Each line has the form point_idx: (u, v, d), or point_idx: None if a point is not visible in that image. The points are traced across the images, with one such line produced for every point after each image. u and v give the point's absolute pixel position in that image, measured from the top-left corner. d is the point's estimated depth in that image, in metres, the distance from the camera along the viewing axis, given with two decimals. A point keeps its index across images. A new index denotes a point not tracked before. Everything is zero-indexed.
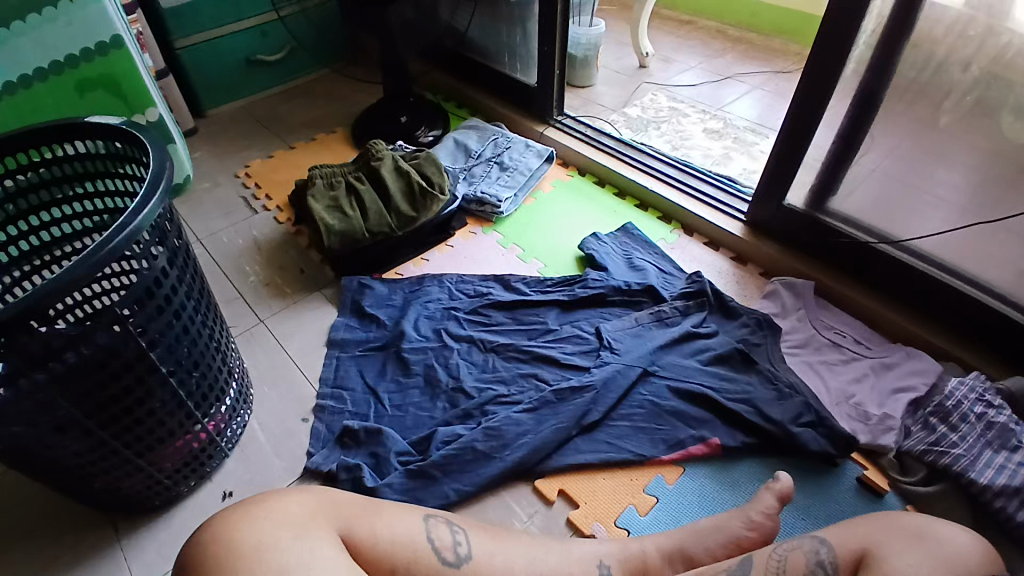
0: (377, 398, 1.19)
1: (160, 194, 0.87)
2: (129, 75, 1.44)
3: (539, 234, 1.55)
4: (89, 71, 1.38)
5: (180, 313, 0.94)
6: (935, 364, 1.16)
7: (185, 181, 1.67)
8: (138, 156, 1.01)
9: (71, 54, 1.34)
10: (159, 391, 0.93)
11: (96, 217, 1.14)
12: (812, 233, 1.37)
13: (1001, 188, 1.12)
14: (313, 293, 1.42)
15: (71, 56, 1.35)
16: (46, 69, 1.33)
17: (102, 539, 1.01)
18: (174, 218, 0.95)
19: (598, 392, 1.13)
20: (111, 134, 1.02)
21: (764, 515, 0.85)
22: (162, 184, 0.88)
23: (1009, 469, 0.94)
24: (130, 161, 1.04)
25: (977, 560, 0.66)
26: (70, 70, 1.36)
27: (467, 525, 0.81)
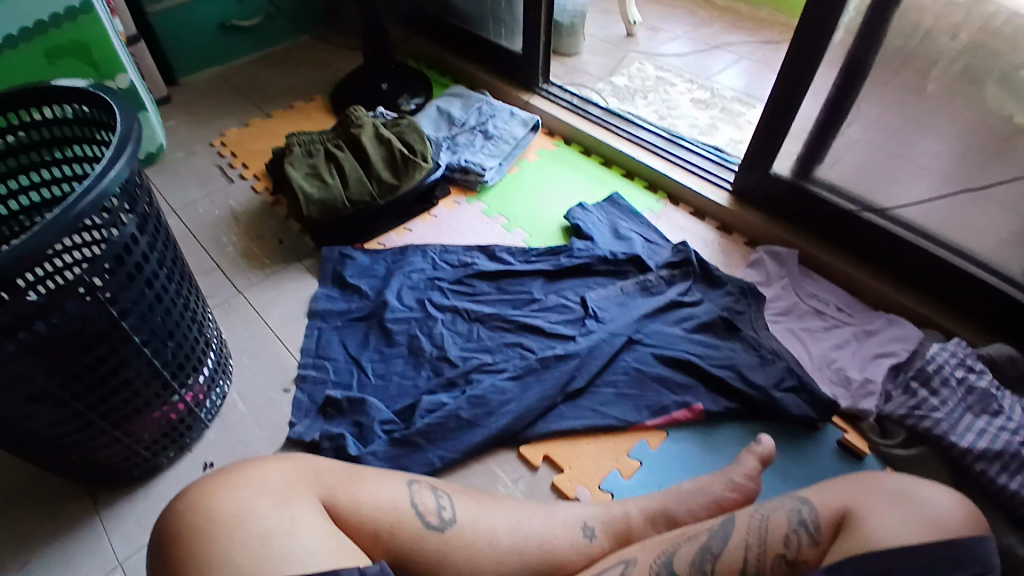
0: (360, 368, 1.17)
1: (127, 157, 0.83)
2: (101, 43, 1.38)
3: (523, 204, 1.53)
4: (59, 37, 1.32)
5: (152, 281, 0.91)
6: (915, 330, 1.17)
7: (159, 151, 1.63)
8: (104, 120, 0.96)
9: (40, 21, 1.28)
10: (134, 361, 0.90)
11: (57, 186, 1.09)
12: (797, 203, 1.36)
13: (986, 157, 1.13)
14: (293, 264, 1.38)
15: (40, 22, 1.28)
16: (15, 37, 1.27)
17: (79, 511, 0.99)
18: (144, 183, 0.91)
19: (582, 359, 1.13)
20: (81, 98, 0.97)
21: (746, 477, 0.86)
22: (129, 146, 0.84)
23: (990, 433, 0.95)
24: (96, 126, 0.99)
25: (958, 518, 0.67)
26: (40, 37, 1.29)
27: (451, 490, 0.80)
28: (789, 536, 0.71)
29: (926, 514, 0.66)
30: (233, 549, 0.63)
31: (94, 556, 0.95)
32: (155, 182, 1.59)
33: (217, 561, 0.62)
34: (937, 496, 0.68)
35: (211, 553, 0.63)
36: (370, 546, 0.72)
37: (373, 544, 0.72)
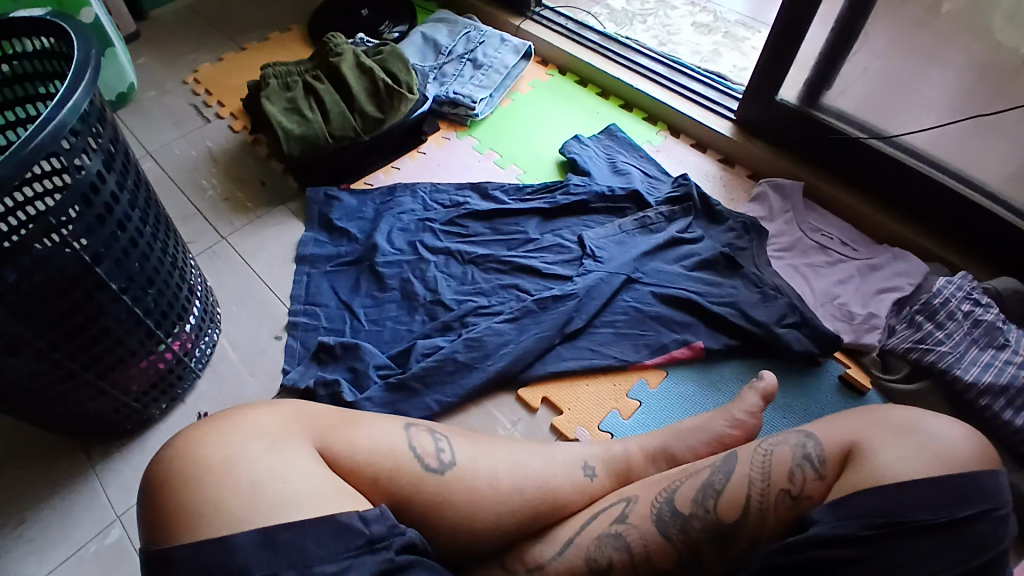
0: (352, 313, 1.14)
1: (86, 86, 0.76)
2: None
3: (517, 139, 1.45)
4: None
5: (125, 224, 0.86)
6: (921, 263, 1.15)
7: (130, 91, 1.53)
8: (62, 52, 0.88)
9: None
10: (113, 309, 0.86)
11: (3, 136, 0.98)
12: (802, 132, 1.29)
13: (1002, 80, 1.06)
14: (277, 208, 1.32)
15: None
16: None
17: (74, 465, 0.99)
18: (108, 117, 0.84)
19: (581, 299, 1.10)
20: (40, 28, 0.89)
21: (747, 414, 0.86)
22: (85, 76, 0.76)
23: (995, 368, 0.94)
24: (54, 60, 0.91)
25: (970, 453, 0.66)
26: None
27: (450, 433, 0.79)
28: (793, 471, 0.70)
29: (934, 447, 0.66)
30: (225, 497, 0.62)
31: (92, 509, 0.95)
32: (127, 125, 1.49)
33: (211, 509, 0.61)
34: (946, 428, 0.68)
35: (203, 501, 0.61)
36: (370, 491, 0.70)
37: (373, 488, 0.70)
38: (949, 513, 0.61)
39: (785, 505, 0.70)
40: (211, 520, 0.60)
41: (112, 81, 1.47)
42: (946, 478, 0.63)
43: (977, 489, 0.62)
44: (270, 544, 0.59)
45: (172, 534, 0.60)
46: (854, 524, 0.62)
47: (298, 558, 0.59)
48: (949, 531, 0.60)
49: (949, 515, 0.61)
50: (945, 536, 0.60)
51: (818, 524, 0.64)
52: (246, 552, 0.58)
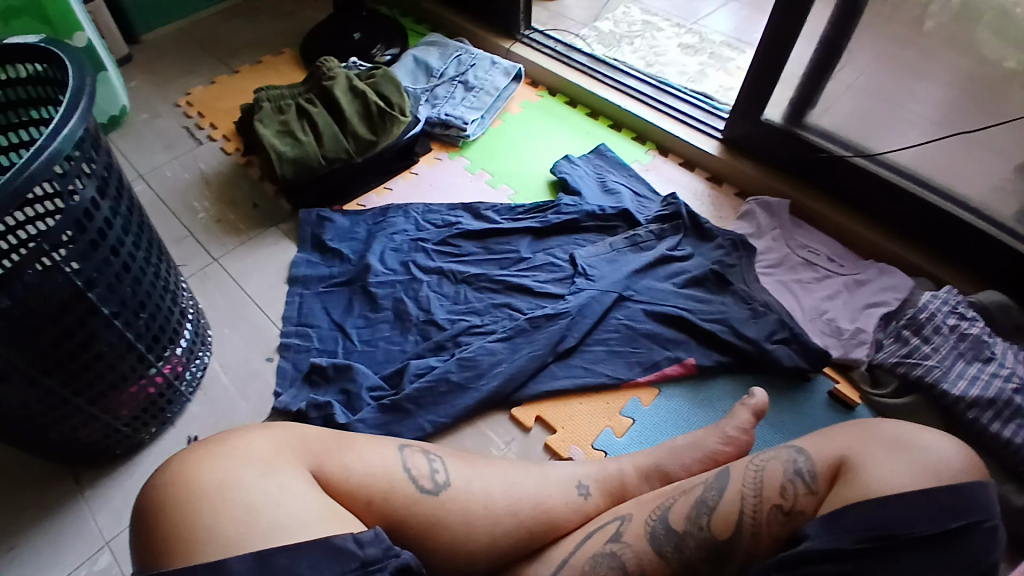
0: (345, 334, 1.14)
1: (81, 114, 0.77)
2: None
3: (508, 159, 1.47)
4: None
5: (118, 249, 0.86)
6: (907, 279, 1.17)
7: (123, 114, 1.54)
8: (57, 79, 0.89)
9: None
10: (105, 334, 0.86)
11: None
12: (788, 150, 1.32)
13: (983, 98, 1.09)
14: (269, 229, 1.33)
15: None
16: None
17: (62, 492, 0.97)
18: (102, 144, 0.85)
19: (573, 318, 1.10)
20: (35, 55, 0.90)
21: (739, 431, 0.86)
22: (81, 103, 0.77)
23: (982, 381, 0.95)
24: (48, 86, 0.92)
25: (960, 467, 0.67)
26: None
27: (444, 454, 0.78)
28: (785, 487, 0.70)
29: (925, 460, 0.67)
30: (218, 522, 0.61)
31: (82, 536, 0.93)
32: (119, 148, 1.50)
33: (203, 534, 0.60)
34: (938, 441, 0.69)
35: (195, 527, 0.61)
36: (363, 513, 0.70)
37: (367, 511, 0.70)
38: (941, 524, 0.61)
39: (779, 521, 0.70)
40: (203, 546, 0.60)
41: (104, 104, 1.48)
42: (938, 490, 0.63)
43: (969, 501, 0.63)
44: (263, 569, 0.58)
45: (163, 561, 0.60)
46: (848, 538, 0.62)
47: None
48: (941, 543, 0.61)
49: (941, 527, 0.61)
50: (937, 548, 0.60)
51: (812, 539, 0.64)
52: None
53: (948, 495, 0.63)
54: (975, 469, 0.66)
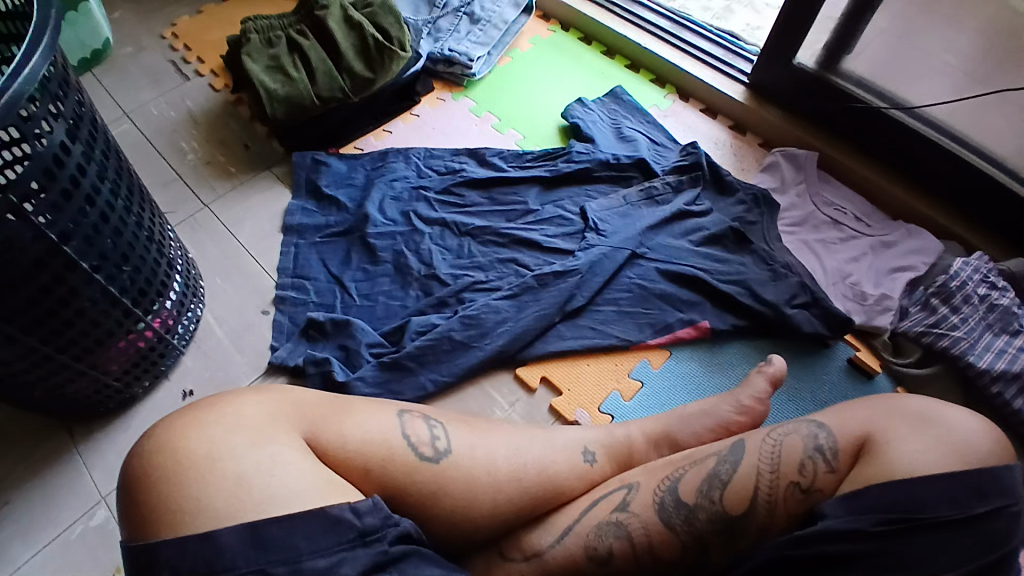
0: (343, 287, 1.09)
1: (45, 46, 0.69)
2: None
3: (516, 100, 1.37)
4: None
5: (94, 198, 0.79)
6: (936, 241, 1.10)
7: (106, 48, 1.42)
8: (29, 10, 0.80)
9: None
10: (85, 289, 0.80)
11: None
12: (819, 98, 1.22)
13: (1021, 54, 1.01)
14: (262, 173, 1.25)
15: None
16: None
17: (58, 445, 0.95)
18: (70, 80, 0.76)
19: (583, 276, 1.05)
20: None
21: (754, 400, 0.83)
22: (42, 36, 0.68)
23: (1009, 355, 0.91)
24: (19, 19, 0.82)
25: (990, 449, 0.62)
26: None
27: (445, 419, 0.75)
28: (804, 463, 0.67)
29: (953, 439, 0.63)
30: (208, 493, 0.58)
31: (77, 491, 0.92)
32: (102, 85, 1.39)
33: (191, 505, 0.58)
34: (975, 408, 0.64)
35: (183, 498, 0.58)
36: (361, 481, 0.67)
37: (364, 479, 0.66)
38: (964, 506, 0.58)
39: (795, 499, 0.66)
40: (193, 517, 0.57)
41: (87, 38, 1.37)
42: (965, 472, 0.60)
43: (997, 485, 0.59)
44: (256, 539, 0.56)
45: (151, 531, 0.57)
46: (868, 519, 0.59)
47: (286, 553, 0.56)
48: (961, 525, 0.58)
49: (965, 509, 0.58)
50: (958, 531, 0.58)
51: (829, 518, 0.61)
52: (230, 551, 0.55)
53: (973, 473, 0.60)
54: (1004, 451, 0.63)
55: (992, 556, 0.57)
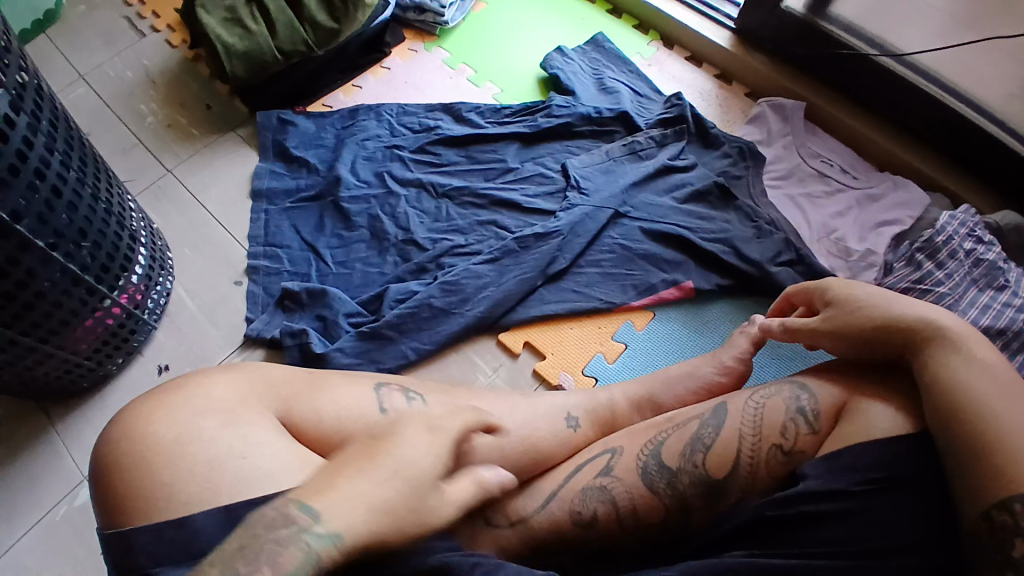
0: (317, 255, 1.05)
1: None
2: None
3: (493, 50, 1.29)
4: None
5: (44, 171, 0.74)
6: (922, 194, 1.09)
7: (59, 8, 1.31)
8: None
9: None
10: (44, 270, 0.76)
11: None
12: (807, 45, 1.17)
13: None
14: (226, 135, 1.18)
15: None
16: None
17: (31, 427, 0.93)
18: (10, 46, 0.70)
19: (565, 238, 1.02)
20: None
21: (736, 360, 0.82)
22: None
23: (993, 311, 0.91)
24: None
25: None
26: None
27: (425, 391, 0.73)
28: (785, 425, 0.67)
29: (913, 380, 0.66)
30: (180, 479, 0.57)
31: (58, 472, 0.90)
32: (53, 46, 1.28)
33: (163, 492, 0.56)
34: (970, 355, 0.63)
35: (155, 485, 0.56)
36: None
37: None
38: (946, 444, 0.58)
39: (777, 460, 0.67)
40: (167, 503, 0.56)
41: None
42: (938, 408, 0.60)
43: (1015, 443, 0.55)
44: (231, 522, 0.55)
45: (124, 519, 0.56)
46: (847, 479, 0.60)
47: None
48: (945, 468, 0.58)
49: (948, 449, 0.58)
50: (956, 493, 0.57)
51: (809, 478, 0.61)
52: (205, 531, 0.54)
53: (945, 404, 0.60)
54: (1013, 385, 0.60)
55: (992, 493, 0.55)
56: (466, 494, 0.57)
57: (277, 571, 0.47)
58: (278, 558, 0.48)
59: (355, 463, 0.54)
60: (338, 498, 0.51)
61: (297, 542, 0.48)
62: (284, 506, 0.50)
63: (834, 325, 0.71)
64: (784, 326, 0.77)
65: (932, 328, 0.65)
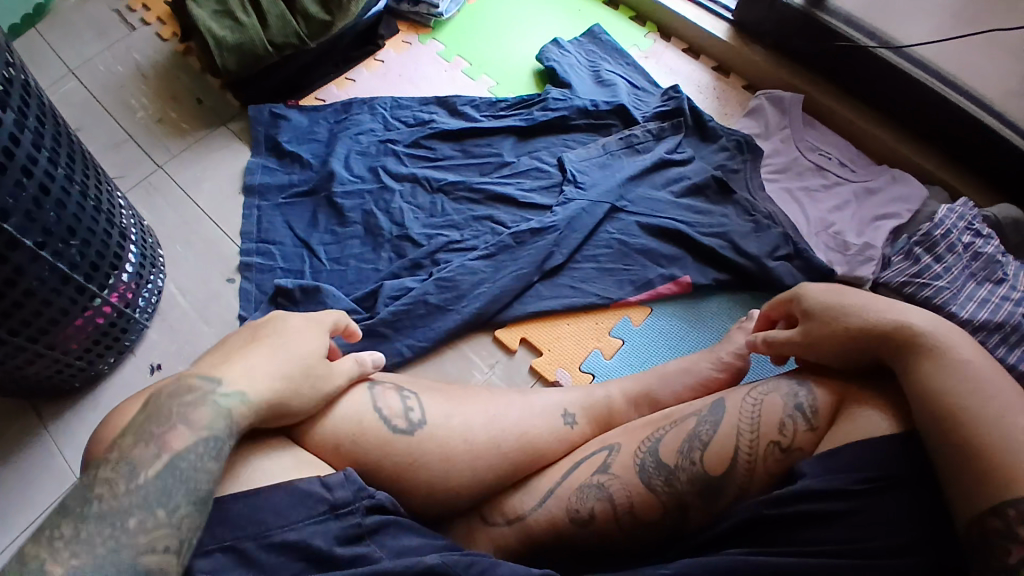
0: (311, 251, 1.04)
1: None
2: None
3: (488, 43, 1.28)
4: None
5: (31, 168, 0.73)
6: (921, 187, 1.08)
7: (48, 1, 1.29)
8: None
9: None
10: (32, 268, 0.75)
11: None
12: (806, 37, 1.16)
13: None
14: (217, 129, 1.16)
15: None
16: None
17: (24, 428, 0.92)
18: None
19: (561, 233, 1.01)
20: None
21: (734, 356, 0.82)
22: None
23: (992, 304, 0.90)
24: None
25: None
26: None
27: (420, 390, 0.73)
28: (784, 422, 0.67)
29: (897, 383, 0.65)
30: None
31: (51, 472, 0.89)
32: (42, 39, 1.26)
33: None
34: (972, 355, 0.62)
35: None
36: (332, 458, 0.65)
37: (336, 455, 0.65)
38: (937, 448, 0.58)
39: (775, 457, 0.67)
40: None
41: None
42: (929, 409, 0.59)
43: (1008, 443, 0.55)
44: (223, 517, 0.57)
45: None
46: (847, 478, 0.60)
47: (255, 527, 0.56)
48: (940, 473, 0.58)
49: (940, 454, 0.58)
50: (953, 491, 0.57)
51: (808, 477, 0.61)
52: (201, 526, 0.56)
53: (938, 405, 0.59)
54: (1008, 385, 0.60)
55: (992, 498, 0.54)
56: (350, 370, 0.69)
57: (188, 423, 0.57)
58: (189, 416, 0.58)
59: (255, 364, 0.63)
60: (234, 368, 0.62)
61: (205, 401, 0.59)
62: (186, 379, 0.61)
63: (812, 336, 0.70)
64: (762, 336, 0.76)
65: (927, 321, 0.65)
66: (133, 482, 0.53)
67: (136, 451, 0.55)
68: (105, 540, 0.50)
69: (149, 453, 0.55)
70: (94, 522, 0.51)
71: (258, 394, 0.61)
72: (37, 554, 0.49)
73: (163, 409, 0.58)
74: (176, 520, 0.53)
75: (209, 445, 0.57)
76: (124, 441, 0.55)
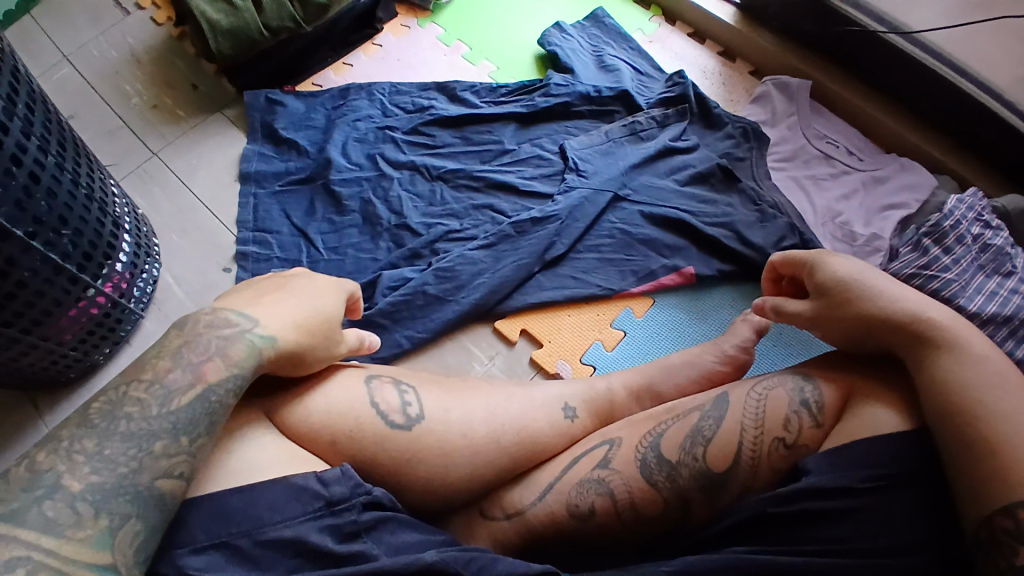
0: (308, 240, 1.02)
1: None
2: None
3: (489, 26, 1.24)
4: None
5: (19, 155, 0.71)
6: (930, 177, 1.05)
7: None
8: None
9: None
10: (23, 259, 0.73)
11: None
12: (815, 21, 1.12)
13: None
14: (213, 116, 1.14)
15: None
16: None
17: (19, 419, 0.91)
18: None
19: (563, 222, 1.00)
20: None
21: (738, 349, 0.80)
22: None
23: (1000, 297, 0.88)
24: None
25: None
26: None
27: (417, 383, 0.72)
28: (789, 417, 0.66)
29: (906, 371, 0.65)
30: None
31: None
32: (36, 24, 1.23)
33: None
34: (986, 351, 0.60)
35: None
36: (327, 453, 0.64)
37: (331, 450, 0.64)
38: (945, 446, 0.57)
39: (779, 453, 0.65)
40: None
41: None
42: (937, 406, 0.58)
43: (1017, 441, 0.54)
44: (217, 509, 0.56)
45: None
46: (853, 475, 0.59)
47: (249, 524, 0.56)
48: (945, 469, 0.58)
49: (947, 452, 0.57)
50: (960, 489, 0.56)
51: (813, 475, 0.60)
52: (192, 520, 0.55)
53: (947, 401, 0.58)
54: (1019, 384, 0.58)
55: (998, 495, 0.54)
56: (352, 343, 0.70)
57: (225, 357, 0.59)
58: (226, 349, 0.59)
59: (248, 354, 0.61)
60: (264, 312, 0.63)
61: (240, 337, 0.60)
62: (222, 312, 0.62)
63: (826, 315, 0.69)
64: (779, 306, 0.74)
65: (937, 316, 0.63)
66: (165, 407, 0.56)
67: (170, 376, 0.57)
68: (129, 460, 0.53)
69: (185, 378, 0.57)
70: (119, 441, 0.53)
71: (286, 338, 0.62)
72: (55, 465, 0.51)
73: (201, 337, 0.60)
74: (193, 449, 0.56)
75: (237, 380, 0.59)
76: (160, 363, 0.58)
